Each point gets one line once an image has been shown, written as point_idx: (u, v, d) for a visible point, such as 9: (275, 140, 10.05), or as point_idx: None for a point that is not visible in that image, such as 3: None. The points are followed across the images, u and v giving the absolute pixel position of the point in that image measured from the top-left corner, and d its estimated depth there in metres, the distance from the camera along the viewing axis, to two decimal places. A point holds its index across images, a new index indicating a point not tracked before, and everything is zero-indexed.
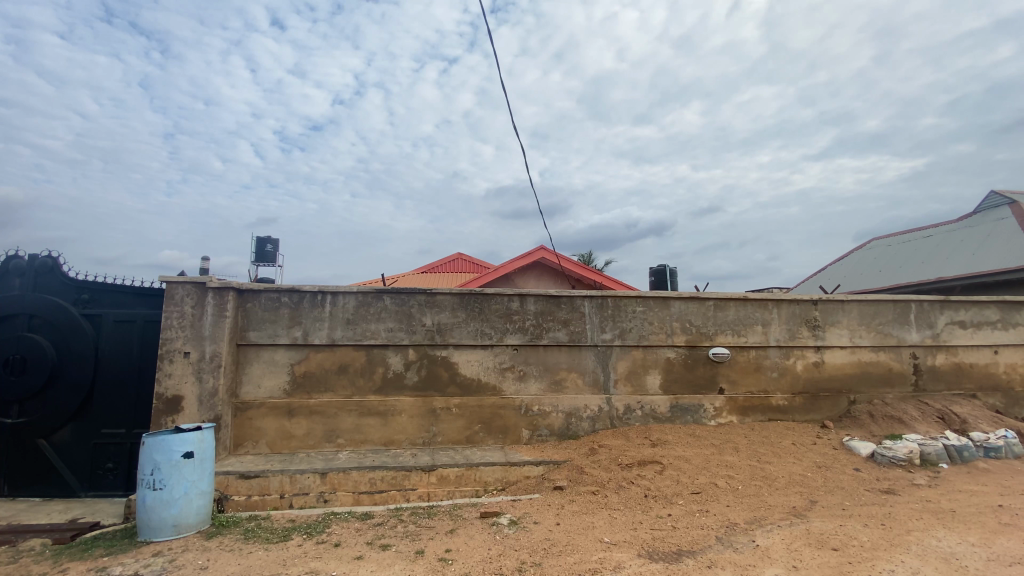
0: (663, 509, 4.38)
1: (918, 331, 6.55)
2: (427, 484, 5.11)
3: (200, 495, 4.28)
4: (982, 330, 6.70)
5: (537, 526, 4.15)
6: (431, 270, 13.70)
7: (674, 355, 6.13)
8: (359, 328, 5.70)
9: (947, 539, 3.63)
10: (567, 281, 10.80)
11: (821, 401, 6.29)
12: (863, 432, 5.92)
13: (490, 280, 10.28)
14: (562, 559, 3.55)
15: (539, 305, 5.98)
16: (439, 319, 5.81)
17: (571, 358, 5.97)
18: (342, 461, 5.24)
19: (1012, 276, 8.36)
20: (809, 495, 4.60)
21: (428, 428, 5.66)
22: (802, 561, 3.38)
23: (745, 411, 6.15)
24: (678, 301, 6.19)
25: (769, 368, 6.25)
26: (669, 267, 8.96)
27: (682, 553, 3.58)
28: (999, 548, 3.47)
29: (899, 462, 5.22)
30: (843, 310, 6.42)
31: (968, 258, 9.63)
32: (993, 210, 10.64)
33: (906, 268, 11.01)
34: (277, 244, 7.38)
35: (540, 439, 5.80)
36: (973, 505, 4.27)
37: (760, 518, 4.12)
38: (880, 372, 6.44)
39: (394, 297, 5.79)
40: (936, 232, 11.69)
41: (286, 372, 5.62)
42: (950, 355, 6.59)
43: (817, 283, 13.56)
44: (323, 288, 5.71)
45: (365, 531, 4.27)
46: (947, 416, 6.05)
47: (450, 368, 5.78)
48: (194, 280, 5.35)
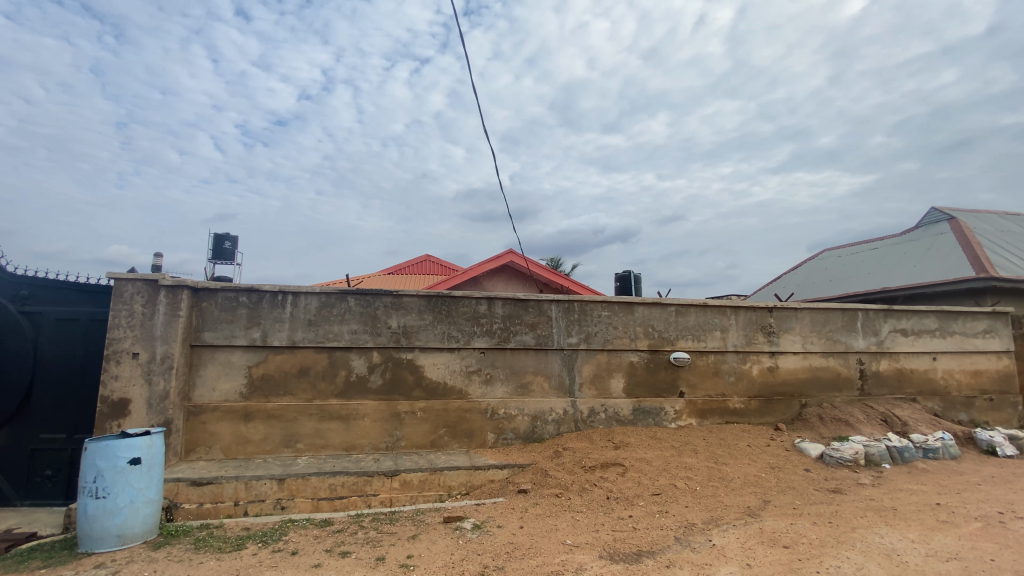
0: (624, 510, 4.46)
1: (864, 338, 6.91)
2: (389, 489, 5.03)
3: (147, 504, 4.07)
4: (922, 338, 7.13)
5: (500, 530, 4.14)
6: (398, 271, 13.59)
7: (637, 359, 6.25)
8: (321, 329, 5.56)
9: (889, 536, 3.84)
10: (535, 285, 10.86)
11: (775, 404, 6.54)
12: (813, 434, 6.20)
13: (458, 283, 10.22)
14: (525, 562, 3.56)
15: (506, 309, 5.99)
16: (405, 321, 5.73)
17: (537, 361, 6.01)
18: (300, 466, 5.09)
19: (948, 287, 8.94)
20: (763, 495, 4.78)
21: (392, 432, 5.56)
22: (755, 559, 3.50)
23: (704, 414, 6.33)
24: (642, 306, 6.33)
25: (726, 373, 6.47)
26: (634, 273, 9.14)
27: (642, 554, 3.65)
28: (936, 544, 3.70)
29: (845, 463, 5.49)
30: (796, 317, 6.72)
31: (910, 270, 10.24)
32: (933, 225, 11.35)
33: (855, 278, 11.60)
34: (236, 241, 7.12)
35: (505, 442, 5.79)
36: (913, 503, 4.54)
37: (716, 518, 4.25)
38: (829, 377, 6.76)
39: (359, 297, 5.67)
40: (881, 245, 12.39)
41: (243, 374, 5.43)
42: (893, 361, 6.99)
43: (773, 290, 14.11)
44: (284, 288, 5.54)
45: (323, 538, 4.16)
46: (890, 419, 6.40)
47: (415, 371, 5.70)
48: (146, 277, 5.11)
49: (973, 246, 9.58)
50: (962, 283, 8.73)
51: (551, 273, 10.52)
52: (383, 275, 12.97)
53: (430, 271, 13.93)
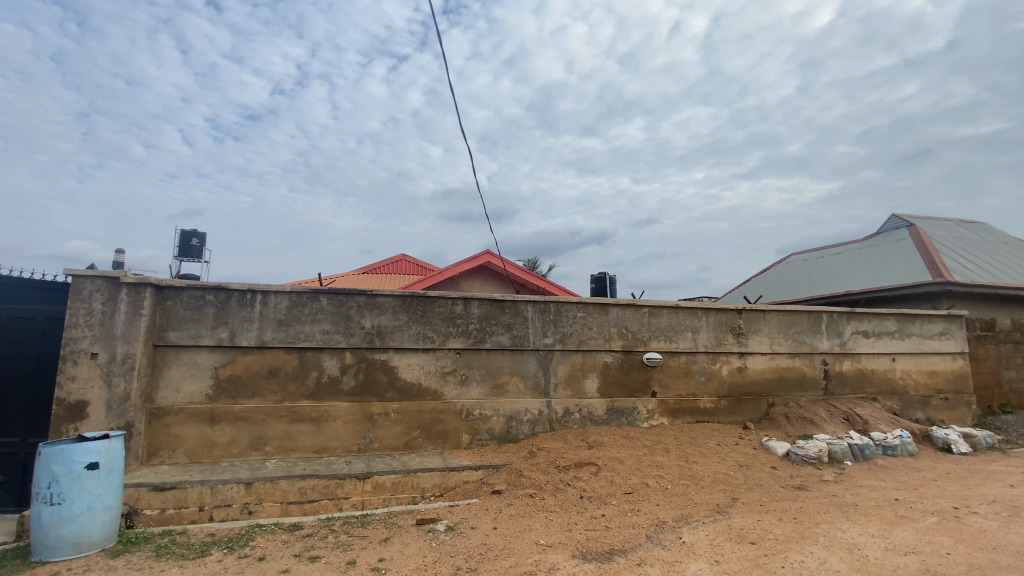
0: (597, 509, 4.51)
1: (828, 340, 7.15)
2: (362, 493, 4.95)
3: (105, 510, 3.90)
4: (883, 339, 7.42)
5: (474, 531, 4.13)
6: (373, 270, 13.37)
7: (611, 359, 6.32)
8: (292, 329, 5.44)
9: (850, 530, 3.99)
10: (512, 286, 10.86)
11: (744, 404, 6.71)
12: (779, 432, 6.38)
13: (434, 283, 10.14)
14: (498, 563, 3.56)
15: (482, 309, 5.97)
16: (379, 321, 5.65)
17: (513, 361, 6.01)
18: (269, 470, 4.96)
19: (907, 291, 9.32)
20: (731, 492, 4.90)
21: (364, 434, 5.48)
22: (723, 555, 3.58)
23: (675, 413, 6.44)
24: (616, 307, 6.40)
25: (697, 373, 6.60)
26: (610, 275, 9.25)
27: (613, 552, 3.69)
28: (894, 538, 3.85)
29: (810, 460, 5.67)
30: (764, 319, 6.91)
31: (872, 274, 10.64)
32: (893, 231, 11.85)
33: (820, 281, 11.99)
34: (204, 238, 6.90)
35: (479, 443, 5.78)
36: (873, 499, 4.72)
37: (686, 516, 4.33)
38: (795, 377, 6.97)
39: (331, 297, 5.57)
40: (845, 250, 12.85)
41: (209, 375, 5.26)
42: (855, 362, 7.25)
43: (743, 293, 14.46)
44: (254, 287, 5.40)
45: (292, 543, 4.07)
46: (851, 418, 6.65)
47: (389, 371, 5.63)
48: (105, 274, 4.90)
49: (930, 251, 10.03)
50: (920, 287, 9.12)
51: (528, 273, 10.53)
52: (358, 274, 12.76)
53: (406, 271, 13.77)
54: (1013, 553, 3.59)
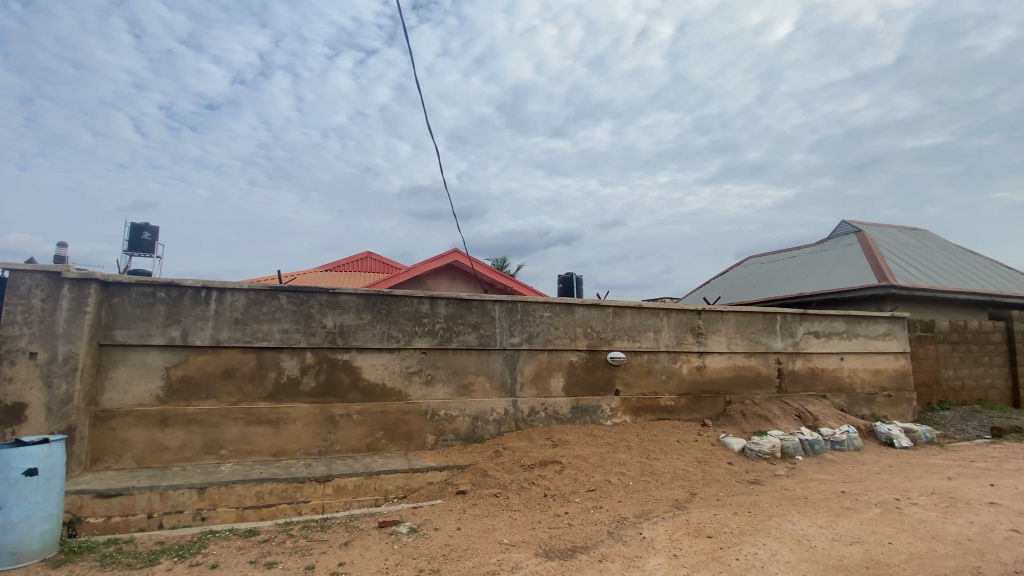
0: (561, 507, 4.56)
1: (782, 339, 7.46)
2: (322, 496, 4.84)
3: (45, 518, 3.67)
4: (832, 339, 7.80)
5: (437, 532, 4.10)
6: (336, 268, 13.06)
7: (577, 358, 6.39)
8: (249, 328, 5.26)
9: (800, 522, 4.18)
10: (480, 285, 10.82)
11: (703, 401, 6.92)
12: (736, 429, 6.62)
13: (400, 281, 9.99)
14: (460, 563, 3.55)
15: (449, 309, 5.93)
16: (342, 320, 5.53)
17: (479, 361, 5.99)
18: (224, 474, 4.78)
19: (855, 293, 9.83)
20: (690, 487, 5.05)
21: (326, 436, 5.35)
22: (681, 549, 3.69)
23: (637, 411, 6.58)
24: (582, 307, 6.49)
25: (659, 371, 6.76)
26: (577, 275, 9.36)
27: (576, 549, 3.74)
28: (840, 529, 4.05)
29: (764, 455, 5.91)
30: (722, 319, 7.15)
31: (823, 277, 11.17)
32: (843, 237, 12.47)
33: (776, 283, 12.50)
34: (156, 232, 6.58)
35: (445, 444, 5.73)
36: (822, 491, 4.96)
37: (647, 512, 4.43)
38: (751, 375, 7.24)
39: (291, 295, 5.41)
40: (799, 254, 13.43)
41: (160, 376, 5.02)
42: (806, 361, 7.60)
43: (704, 294, 14.89)
44: (209, 284, 5.19)
45: (247, 549, 3.93)
46: (803, 414, 6.96)
47: (352, 372, 5.51)
48: (46, 269, 4.61)
49: (876, 256, 10.61)
50: (866, 290, 9.65)
51: (496, 273, 10.54)
52: (321, 272, 12.41)
53: (372, 269, 13.50)
54: (949, 541, 3.83)
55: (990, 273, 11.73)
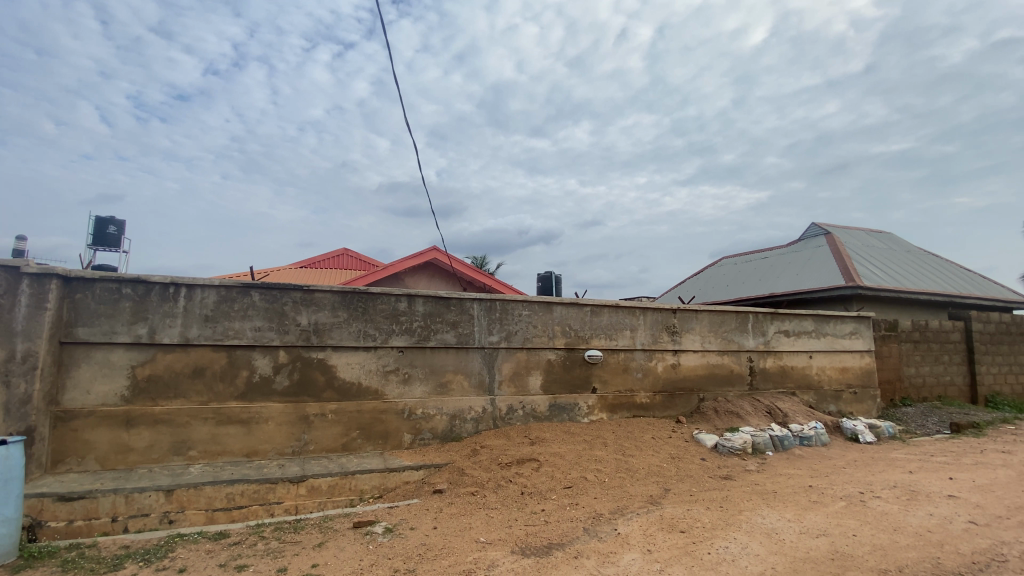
0: (537, 504, 4.58)
1: (754, 338, 7.64)
2: (295, 497, 4.76)
3: (3, 523, 3.51)
4: (801, 338, 8.03)
5: (413, 532, 4.07)
6: (312, 264, 12.83)
7: (555, 357, 6.43)
8: (220, 326, 5.13)
9: (769, 516, 4.30)
10: (458, 283, 10.77)
11: (677, 399, 7.04)
12: (709, 425, 6.75)
13: (378, 278, 9.87)
14: (436, 563, 3.53)
15: (427, 307, 5.89)
16: (316, 318, 5.43)
17: (457, 360, 5.97)
18: (193, 475, 4.65)
19: (823, 293, 10.15)
20: (664, 483, 5.14)
21: (299, 436, 5.25)
22: (655, 544, 3.75)
23: (613, 409, 6.66)
24: (561, 306, 6.52)
25: (635, 369, 6.85)
26: (556, 274, 9.40)
27: (552, 546, 3.77)
28: (807, 522, 4.19)
29: (735, 451, 6.05)
30: (696, 318, 7.28)
31: (794, 277, 11.49)
32: (814, 238, 12.84)
33: (749, 283, 12.80)
34: (123, 226, 6.35)
35: (422, 443, 5.69)
36: (790, 486, 5.11)
37: (622, 508, 4.49)
38: (724, 373, 7.39)
39: (264, 292, 5.29)
40: (772, 254, 13.77)
41: (125, 375, 4.86)
42: (777, 359, 7.80)
43: (680, 293, 15.14)
44: (177, 280, 5.04)
45: (217, 552, 3.84)
46: (773, 411, 7.15)
47: (326, 371, 5.43)
48: (3, 263, 4.41)
49: (844, 258, 10.96)
50: (835, 291, 9.97)
51: (475, 271, 10.51)
52: (296, 269, 12.16)
53: (349, 266, 13.30)
54: (910, 533, 3.99)
55: (950, 275, 12.24)
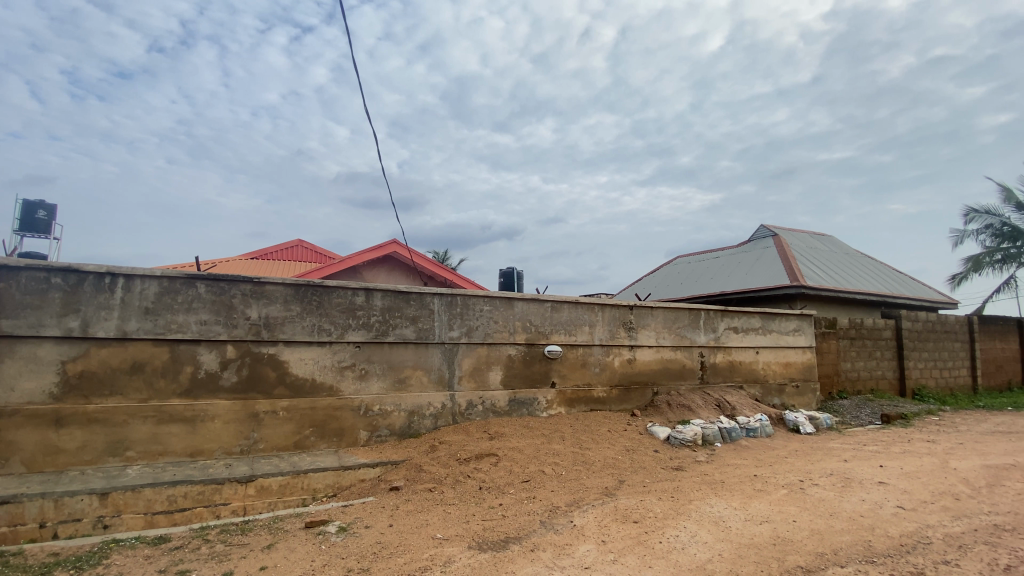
0: (495, 499, 4.60)
1: (705, 334, 7.93)
2: (243, 497, 4.58)
3: None
4: (749, 334, 8.40)
5: (368, 531, 3.99)
6: (262, 256, 12.32)
7: (515, 352, 6.45)
8: (161, 319, 4.84)
9: (718, 504, 4.48)
10: (418, 278, 10.62)
11: (632, 392, 7.22)
12: (662, 418, 6.97)
13: (334, 271, 9.59)
14: (391, 561, 3.48)
15: (385, 301, 5.77)
16: (267, 312, 5.22)
17: (417, 355, 5.89)
18: (131, 477, 4.39)
19: (770, 292, 10.66)
20: (619, 475, 5.27)
21: (248, 434, 5.04)
22: (609, 535, 3.84)
23: (572, 403, 6.76)
24: (522, 301, 6.55)
25: (592, 364, 6.97)
26: (518, 270, 9.43)
27: (509, 540, 3.79)
28: (752, 509, 4.39)
29: (686, 443, 6.27)
30: (651, 315, 7.48)
31: (743, 277, 12.01)
32: (762, 239, 13.46)
33: (702, 281, 13.29)
34: (53, 210, 5.88)
35: (378, 440, 5.59)
36: (737, 475, 5.35)
37: (578, 500, 4.58)
38: (677, 367, 7.64)
39: (210, 284, 5.04)
40: (723, 254, 14.34)
41: (54, 371, 4.51)
42: (726, 354, 8.13)
43: (637, 291, 15.50)
44: (115, 270, 4.72)
45: (156, 558, 3.64)
46: (722, 404, 7.46)
47: (278, 366, 5.23)
48: None
49: (790, 258, 11.54)
50: (780, 289, 10.50)
51: (435, 265, 10.40)
52: (247, 260, 11.64)
53: (304, 259, 12.85)
54: (844, 518, 4.26)
55: (882, 275, 13.15)
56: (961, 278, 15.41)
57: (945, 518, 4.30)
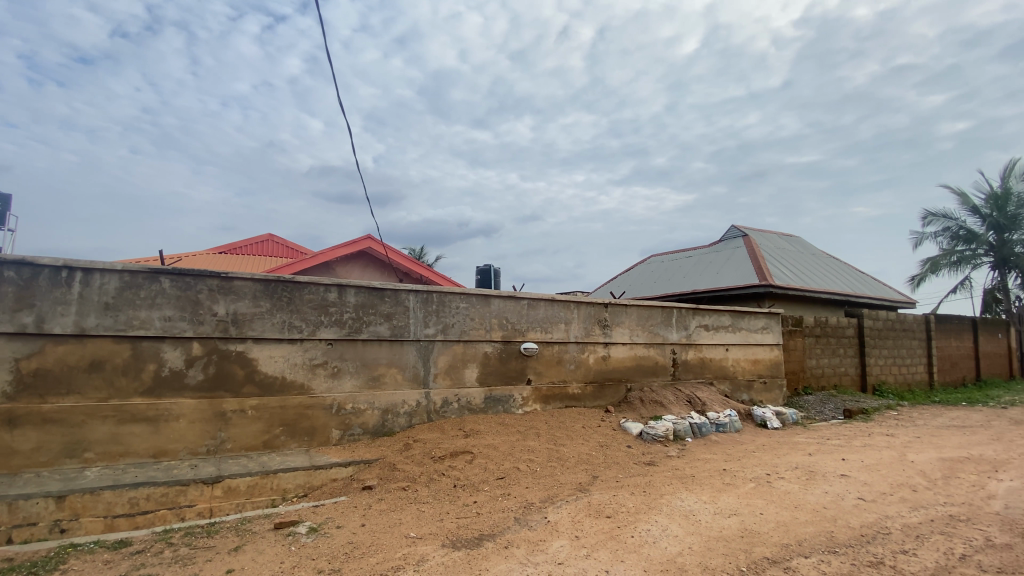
0: (469, 497, 4.59)
1: (677, 332, 8.08)
2: (209, 499, 4.45)
3: None
4: (719, 332, 8.60)
5: (339, 531, 3.93)
6: (231, 250, 11.96)
7: (491, 349, 6.44)
8: (123, 315, 4.66)
9: (688, 499, 4.58)
10: (393, 274, 10.49)
11: (606, 389, 7.31)
12: (635, 414, 7.07)
13: (307, 267, 9.39)
14: (363, 561, 3.43)
15: (359, 298, 5.68)
16: (236, 308, 5.08)
17: (391, 353, 5.82)
18: (90, 479, 4.22)
19: (740, 290, 10.94)
20: (593, 471, 5.33)
21: (215, 434, 4.89)
22: (582, 530, 3.88)
23: (547, 400, 6.79)
24: (498, 298, 6.54)
25: (568, 361, 7.03)
26: (494, 268, 9.43)
27: (483, 538, 3.79)
28: (721, 503, 4.50)
29: (658, 438, 6.40)
30: (626, 312, 7.58)
31: (715, 275, 12.27)
32: (733, 240, 13.79)
33: (675, 280, 13.52)
34: (7, 200, 5.59)
35: (351, 439, 5.51)
36: (707, 469, 5.48)
37: (552, 496, 4.61)
38: (650, 364, 7.76)
39: (175, 279, 4.87)
40: (695, 253, 14.63)
41: (6, 370, 4.29)
42: (698, 352, 8.31)
43: (612, 289, 15.66)
44: (73, 264, 4.52)
45: (116, 562, 3.51)
46: (693, 400, 7.62)
47: (246, 364, 5.09)
48: None
49: (759, 258, 11.87)
50: (750, 288, 10.79)
51: (411, 261, 10.31)
52: (215, 255, 11.28)
53: (275, 254, 12.53)
54: (808, 510, 4.41)
55: (847, 275, 13.65)
56: (919, 279, 16.11)
57: (903, 509, 4.49)
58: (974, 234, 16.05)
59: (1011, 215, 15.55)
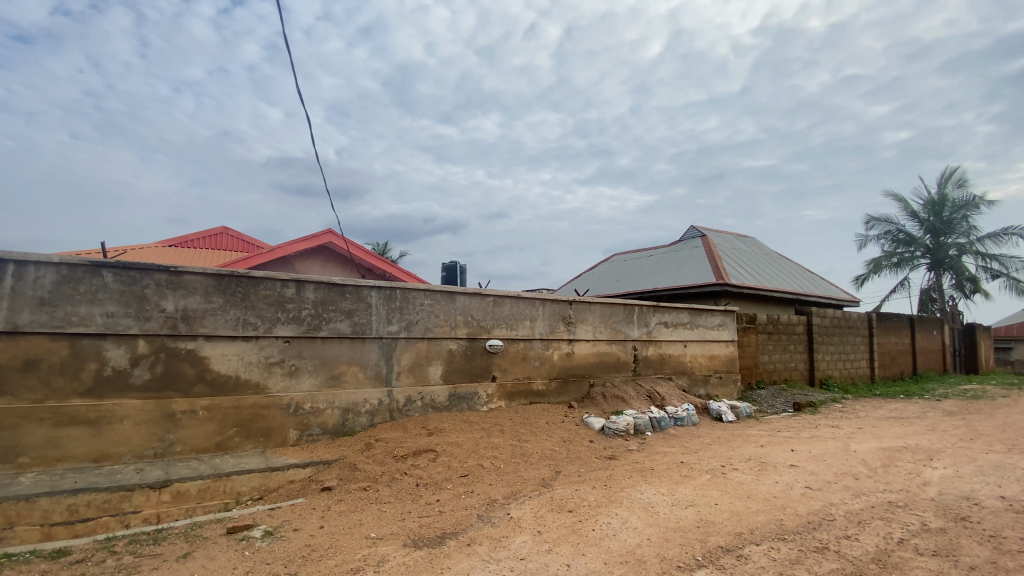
0: (432, 495, 4.55)
1: (638, 329, 8.27)
2: (157, 504, 4.24)
3: None
4: (678, 329, 8.85)
5: (297, 534, 3.82)
6: (181, 243, 11.39)
7: (455, 346, 6.40)
8: (60, 311, 4.37)
9: (648, 491, 4.70)
10: (355, 270, 10.24)
11: (570, 385, 7.39)
12: (597, 409, 7.17)
13: (263, 261, 9.05)
14: (322, 564, 3.36)
15: (318, 294, 5.53)
16: (186, 304, 4.85)
17: (353, 350, 5.70)
18: (23, 486, 3.94)
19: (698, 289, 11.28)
20: (555, 466, 5.39)
21: (163, 436, 4.66)
22: (545, 525, 3.92)
23: (511, 397, 6.81)
24: (463, 295, 6.51)
25: (533, 358, 7.07)
26: (459, 265, 9.39)
27: (445, 536, 3.76)
28: (678, 495, 4.64)
29: (619, 433, 6.55)
30: (589, 310, 7.68)
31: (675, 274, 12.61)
32: (692, 240, 14.20)
33: (637, 278, 13.81)
34: None
35: (310, 439, 5.36)
36: (666, 462, 5.65)
37: (515, 493, 4.63)
38: (612, 360, 7.91)
39: (119, 273, 4.60)
40: (656, 253, 14.98)
41: None
42: (658, 348, 8.52)
43: (576, 287, 15.83)
44: (3, 256, 4.20)
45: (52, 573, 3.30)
46: (653, 395, 7.81)
47: (198, 363, 4.87)
48: None
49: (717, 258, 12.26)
50: (707, 287, 11.14)
51: (373, 257, 10.10)
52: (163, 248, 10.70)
53: (229, 247, 12.01)
54: (760, 499, 4.61)
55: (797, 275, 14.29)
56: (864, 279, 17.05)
57: (846, 497, 4.76)
58: (913, 237, 17.11)
59: (945, 219, 16.66)
